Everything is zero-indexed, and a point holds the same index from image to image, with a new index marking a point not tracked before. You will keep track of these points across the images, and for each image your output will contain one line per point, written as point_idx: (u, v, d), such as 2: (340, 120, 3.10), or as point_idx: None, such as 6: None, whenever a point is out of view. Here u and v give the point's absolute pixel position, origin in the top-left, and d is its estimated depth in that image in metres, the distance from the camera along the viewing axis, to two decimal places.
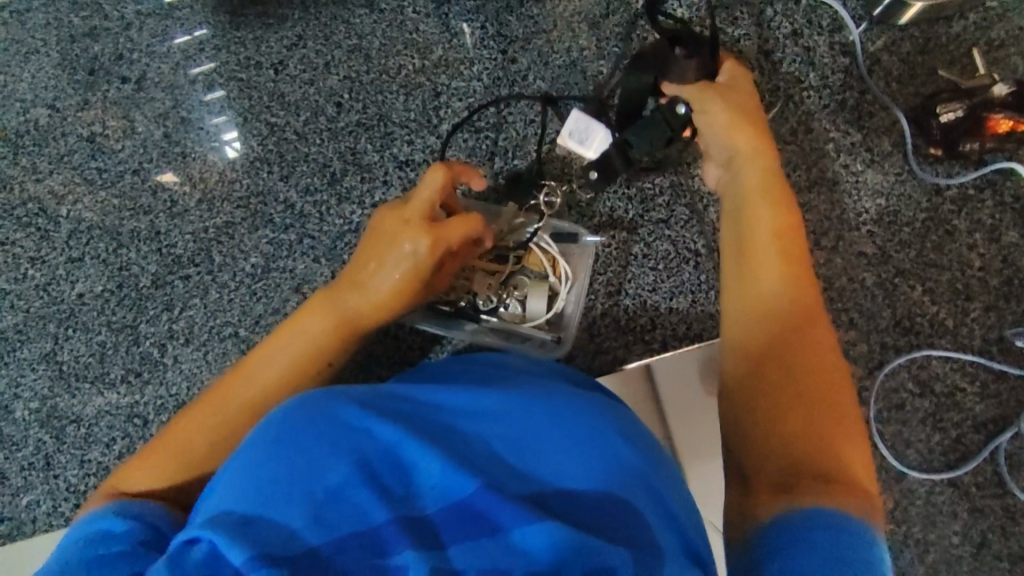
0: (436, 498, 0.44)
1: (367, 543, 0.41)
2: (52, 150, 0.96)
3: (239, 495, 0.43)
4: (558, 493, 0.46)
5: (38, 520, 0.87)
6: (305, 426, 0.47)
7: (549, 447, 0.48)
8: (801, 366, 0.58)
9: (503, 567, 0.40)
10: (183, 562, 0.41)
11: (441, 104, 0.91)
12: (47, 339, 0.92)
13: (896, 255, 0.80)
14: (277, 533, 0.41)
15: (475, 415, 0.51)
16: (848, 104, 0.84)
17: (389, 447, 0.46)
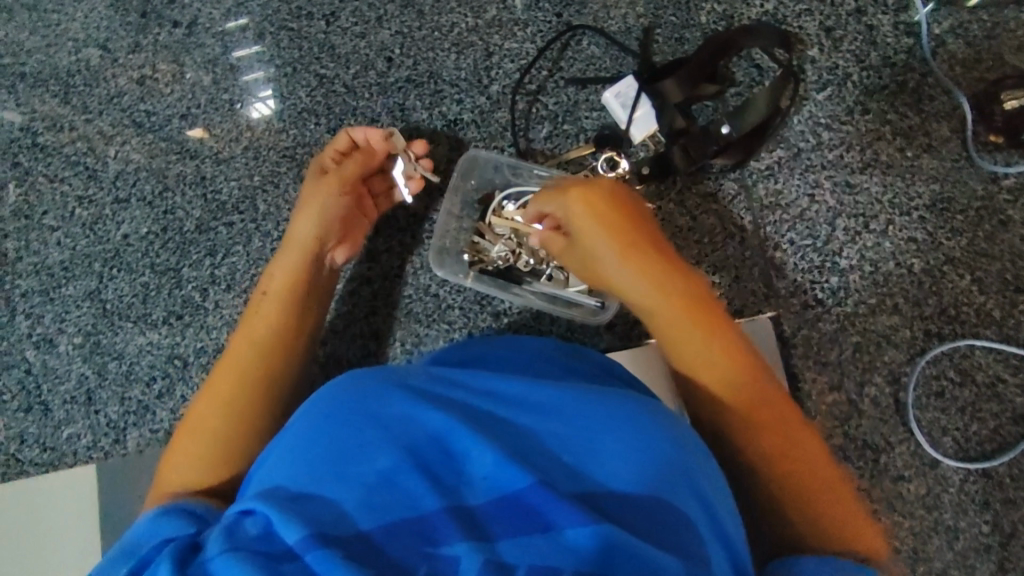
0: (486, 488, 0.44)
1: (420, 532, 0.42)
2: (101, 91, 0.97)
3: (292, 473, 0.45)
4: (612, 493, 0.45)
5: (79, 453, 0.89)
6: (356, 407, 0.48)
7: (604, 444, 0.47)
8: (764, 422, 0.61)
9: (553, 565, 0.40)
10: (237, 533, 0.42)
11: (492, 65, 0.90)
12: (92, 278, 0.93)
13: (946, 242, 0.79)
14: (332, 513, 0.42)
15: (528, 403, 0.50)
16: (909, 86, 0.82)
17: (440, 434, 0.46)
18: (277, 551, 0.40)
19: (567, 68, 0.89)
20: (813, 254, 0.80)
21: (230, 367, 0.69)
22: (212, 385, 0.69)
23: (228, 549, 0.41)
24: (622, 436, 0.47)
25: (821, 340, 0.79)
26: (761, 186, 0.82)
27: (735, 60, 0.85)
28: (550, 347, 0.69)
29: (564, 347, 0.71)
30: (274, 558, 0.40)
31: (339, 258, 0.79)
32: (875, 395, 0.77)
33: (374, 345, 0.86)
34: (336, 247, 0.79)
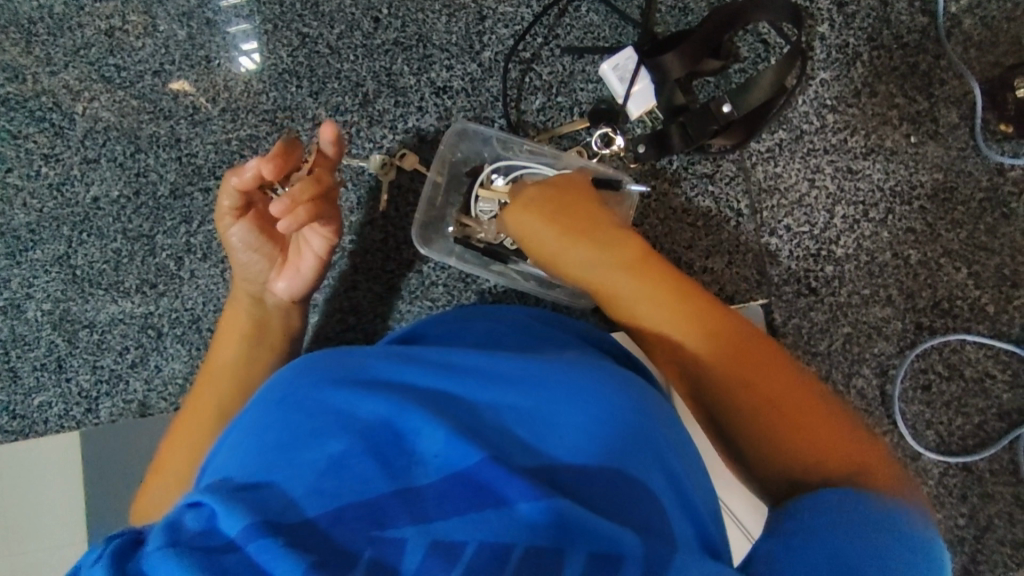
0: (438, 467, 0.42)
1: (368, 515, 0.39)
2: (67, 42, 0.90)
3: (240, 462, 0.42)
4: (568, 468, 0.43)
5: (50, 422, 0.87)
6: (306, 392, 0.46)
7: (556, 418, 0.46)
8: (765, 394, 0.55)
9: (508, 542, 0.38)
10: (175, 526, 0.38)
11: (485, 29, 0.85)
12: (61, 242, 0.89)
13: (946, 234, 0.77)
14: (276, 500, 0.39)
15: (481, 378, 0.48)
16: (920, 68, 0.79)
17: (388, 414, 0.44)
18: (216, 544, 0.37)
19: (563, 36, 0.84)
20: (808, 242, 0.78)
21: (193, 407, 0.67)
22: (175, 432, 0.66)
23: (166, 545, 0.37)
24: (575, 409, 0.46)
25: (812, 330, 0.77)
26: (760, 169, 0.79)
27: (741, 34, 0.81)
28: (520, 320, 0.68)
29: (540, 316, 0.71)
30: (212, 551, 0.36)
31: (280, 289, 0.70)
32: (862, 387, 0.76)
33: (354, 320, 0.83)
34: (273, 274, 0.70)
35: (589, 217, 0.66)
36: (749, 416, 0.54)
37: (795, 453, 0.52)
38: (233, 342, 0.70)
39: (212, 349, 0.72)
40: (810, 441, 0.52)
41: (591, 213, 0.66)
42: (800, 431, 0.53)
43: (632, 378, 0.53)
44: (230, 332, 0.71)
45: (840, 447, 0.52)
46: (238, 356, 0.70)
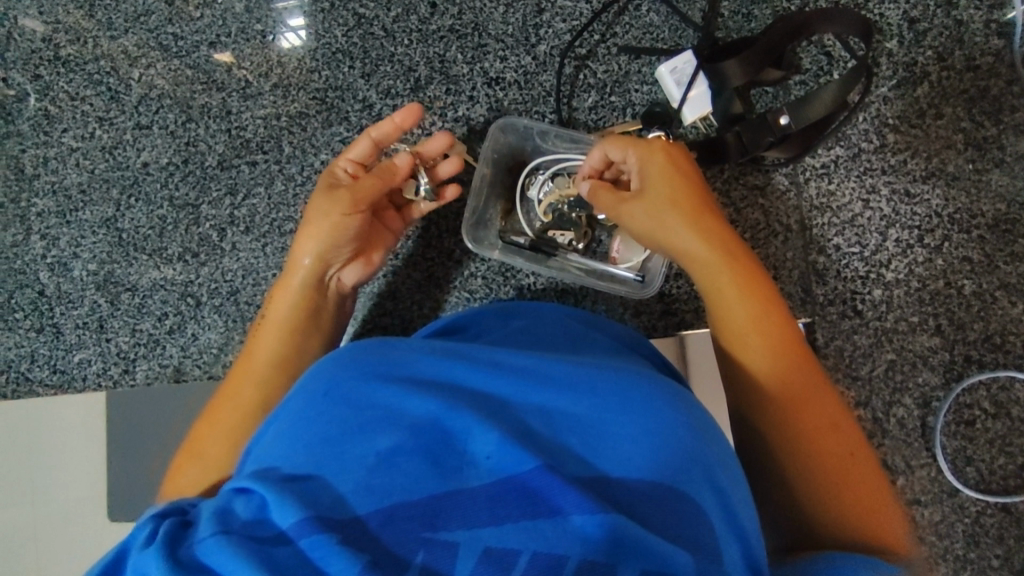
0: (489, 469, 0.41)
1: (419, 514, 0.39)
2: (128, 8, 0.92)
3: (287, 452, 0.42)
4: (620, 481, 0.42)
5: (88, 379, 0.88)
6: (351, 383, 0.45)
7: (607, 429, 0.45)
8: (815, 428, 0.56)
9: (561, 554, 0.38)
10: (228, 516, 0.40)
11: (542, 23, 0.84)
12: (109, 205, 0.91)
13: (1003, 266, 0.74)
14: (327, 494, 0.39)
15: (534, 378, 0.47)
16: (991, 93, 0.76)
17: (437, 413, 0.44)
18: (269, 535, 0.38)
19: (621, 34, 0.83)
20: (858, 263, 0.76)
21: (232, 390, 0.67)
22: (208, 419, 0.66)
23: (218, 533, 0.38)
24: (629, 419, 0.45)
25: (854, 354, 0.75)
26: (813, 184, 0.77)
27: (804, 45, 0.79)
28: (568, 318, 0.67)
29: (580, 315, 0.70)
30: (265, 542, 0.37)
31: (348, 278, 0.75)
32: (902, 416, 0.74)
33: (390, 305, 0.83)
34: (343, 267, 0.73)
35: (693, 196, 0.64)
36: (809, 451, 0.55)
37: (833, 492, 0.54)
38: (275, 334, 0.70)
39: (252, 338, 0.71)
40: (839, 462, 0.55)
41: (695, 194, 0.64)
42: (840, 448, 0.55)
43: (683, 389, 0.52)
44: (273, 326, 0.71)
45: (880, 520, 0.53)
46: (277, 349, 0.69)
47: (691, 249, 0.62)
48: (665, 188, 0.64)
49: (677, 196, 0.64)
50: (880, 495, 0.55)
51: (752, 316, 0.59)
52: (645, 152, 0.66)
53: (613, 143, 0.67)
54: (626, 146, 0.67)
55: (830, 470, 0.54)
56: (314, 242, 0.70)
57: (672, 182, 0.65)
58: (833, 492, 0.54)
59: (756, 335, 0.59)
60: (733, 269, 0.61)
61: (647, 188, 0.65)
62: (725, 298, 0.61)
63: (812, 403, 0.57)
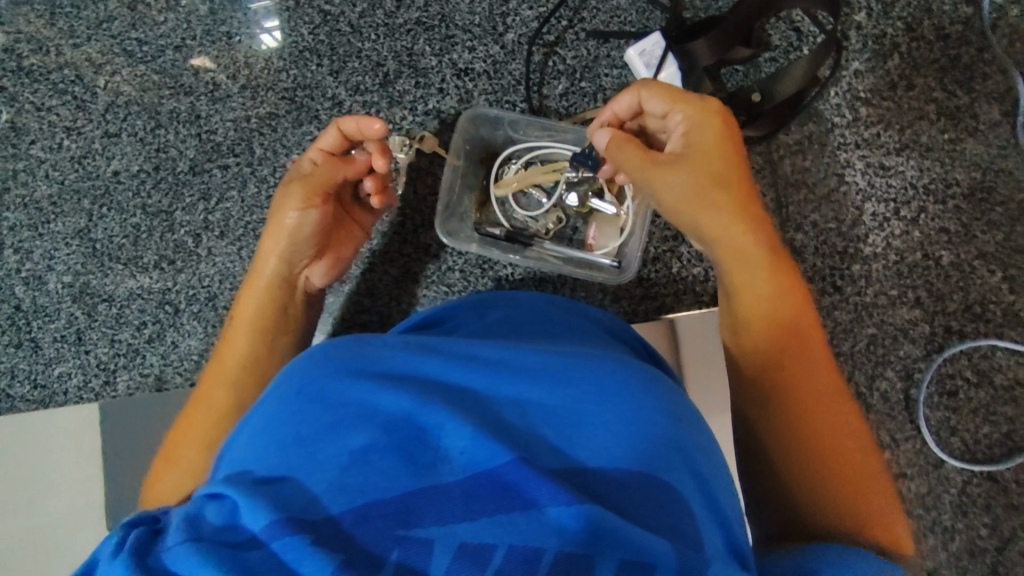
0: (464, 464, 0.40)
1: (395, 512, 0.38)
2: (91, 14, 0.90)
3: (259, 454, 0.41)
4: (597, 471, 0.42)
5: (69, 393, 0.88)
6: (324, 382, 0.45)
7: (585, 419, 0.44)
8: (810, 415, 0.56)
9: (538, 546, 0.37)
10: (199, 522, 0.38)
11: (509, 11, 0.83)
12: (81, 215, 0.90)
13: (980, 235, 0.74)
14: (299, 495, 0.38)
15: (509, 372, 0.47)
16: (962, 61, 0.76)
17: (410, 408, 0.43)
18: (241, 539, 0.37)
19: (589, 19, 0.82)
20: (836, 239, 0.76)
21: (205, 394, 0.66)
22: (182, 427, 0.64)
23: (188, 540, 0.37)
24: (605, 409, 0.45)
25: (835, 330, 0.74)
26: (788, 161, 0.77)
27: (773, 22, 0.78)
28: (547, 307, 0.67)
29: (559, 302, 0.69)
30: (237, 546, 0.36)
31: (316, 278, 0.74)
32: (886, 390, 0.73)
33: (368, 303, 0.82)
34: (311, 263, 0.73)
35: (731, 177, 0.63)
36: (800, 437, 0.55)
37: (824, 478, 0.54)
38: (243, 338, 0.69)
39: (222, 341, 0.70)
40: (832, 446, 0.55)
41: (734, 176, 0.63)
42: (834, 433, 0.55)
43: (660, 377, 0.51)
44: (243, 326, 0.70)
45: (869, 506, 0.53)
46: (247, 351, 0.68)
47: (715, 224, 0.62)
48: (706, 159, 0.63)
49: (719, 169, 0.63)
50: (871, 482, 0.55)
51: (772, 302, 0.60)
52: (697, 119, 0.65)
53: (665, 98, 0.65)
54: (681, 106, 0.65)
55: (823, 457, 0.54)
56: (278, 241, 0.70)
57: (715, 155, 0.63)
58: (825, 479, 0.54)
59: (777, 318, 0.59)
60: (758, 256, 0.61)
61: (687, 153, 0.64)
62: (748, 276, 0.61)
63: (805, 389, 0.56)
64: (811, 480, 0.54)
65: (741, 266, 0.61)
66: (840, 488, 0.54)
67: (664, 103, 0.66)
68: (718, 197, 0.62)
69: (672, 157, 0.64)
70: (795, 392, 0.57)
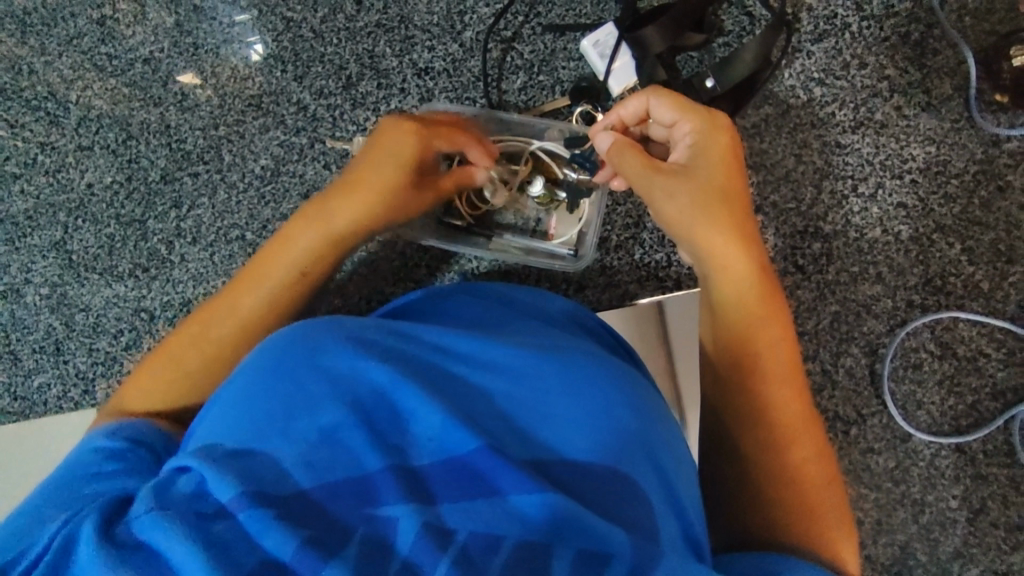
0: (433, 450, 0.41)
1: (362, 492, 0.38)
2: (61, 32, 0.92)
3: (231, 427, 0.41)
4: (563, 462, 0.42)
5: (49, 403, 0.89)
6: (300, 358, 0.44)
7: (553, 412, 0.45)
8: (785, 424, 0.57)
9: (499, 533, 0.37)
10: (168, 490, 0.38)
11: (466, 9, 0.85)
12: (57, 228, 0.91)
13: (938, 209, 0.75)
14: (269, 469, 0.38)
15: (483, 364, 0.47)
16: (912, 38, 0.76)
17: (385, 395, 0.43)
18: (208, 510, 0.36)
19: (545, 13, 0.83)
20: (796, 218, 0.76)
21: (217, 314, 0.62)
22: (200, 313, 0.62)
23: (155, 509, 0.36)
24: (575, 402, 0.45)
25: (798, 309, 0.75)
26: (745, 145, 0.77)
27: (725, 7, 0.79)
28: (512, 295, 0.67)
29: (520, 288, 0.70)
30: (204, 517, 0.36)
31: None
32: (851, 366, 0.74)
33: (339, 302, 0.83)
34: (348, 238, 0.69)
35: (734, 199, 0.61)
36: (771, 438, 0.57)
37: (788, 479, 0.56)
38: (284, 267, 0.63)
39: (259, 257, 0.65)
40: (790, 451, 0.57)
41: (737, 199, 0.62)
42: (794, 443, 0.57)
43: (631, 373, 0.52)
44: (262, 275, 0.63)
45: (827, 510, 0.56)
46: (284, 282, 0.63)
47: (714, 239, 0.60)
48: (715, 174, 0.62)
49: (728, 188, 0.62)
50: (832, 489, 0.57)
51: (761, 323, 0.60)
52: (708, 132, 0.63)
53: (675, 105, 0.64)
54: (691, 115, 0.64)
55: (787, 462, 0.57)
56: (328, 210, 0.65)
57: (722, 173, 0.62)
58: (790, 480, 0.56)
59: (767, 345, 0.59)
60: (755, 282, 0.60)
61: (694, 165, 0.62)
62: (742, 298, 0.60)
63: (771, 397, 0.58)
64: (775, 477, 0.56)
65: (735, 287, 0.60)
66: (803, 489, 0.56)
67: (672, 112, 0.65)
68: (726, 215, 0.60)
69: (678, 167, 0.62)
70: (771, 401, 0.58)
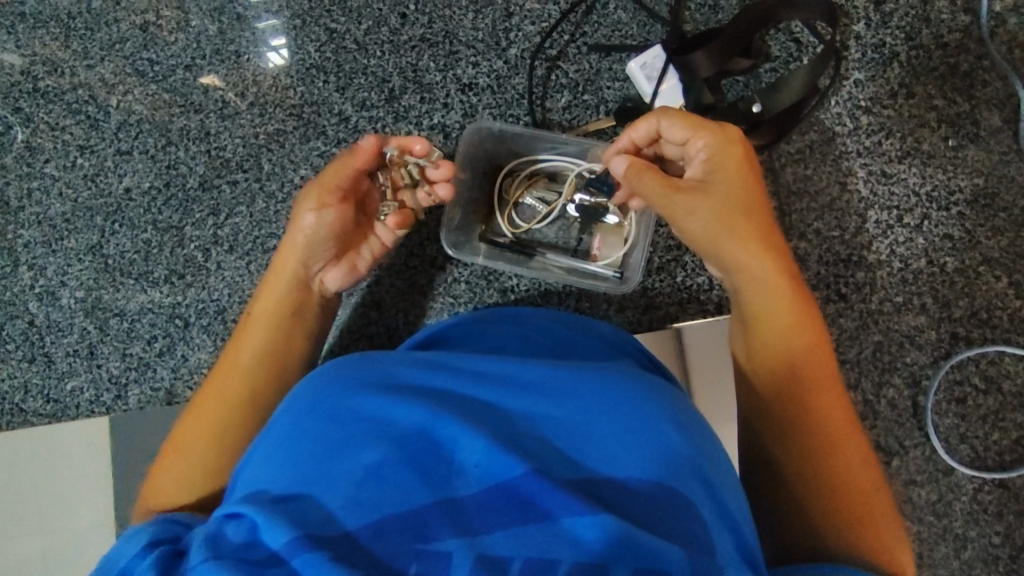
0: (478, 477, 0.38)
1: (411, 526, 0.35)
2: (103, 36, 0.93)
3: (274, 472, 0.39)
4: (618, 483, 0.38)
5: (81, 407, 0.89)
6: (333, 396, 0.42)
7: (595, 429, 0.40)
8: (834, 436, 0.56)
9: (553, 558, 0.34)
10: (219, 540, 0.36)
11: (511, 26, 0.85)
12: (94, 232, 0.91)
13: (985, 241, 0.74)
14: (314, 512, 0.36)
15: (522, 384, 0.44)
16: (961, 69, 0.76)
17: (424, 422, 0.40)
18: (260, 558, 0.35)
19: (590, 33, 0.83)
20: (840, 246, 0.76)
21: (222, 383, 0.65)
22: (191, 410, 0.64)
23: (210, 558, 0.35)
24: (623, 417, 0.41)
25: (841, 338, 0.74)
26: (790, 170, 0.77)
27: (772, 33, 0.79)
28: (549, 321, 0.65)
29: (560, 316, 0.68)
30: (258, 565, 0.34)
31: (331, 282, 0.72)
32: (894, 397, 0.73)
33: (376, 315, 0.83)
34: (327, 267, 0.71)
35: (754, 208, 0.62)
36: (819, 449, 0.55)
37: (840, 489, 0.54)
38: (261, 328, 0.68)
39: (237, 335, 0.69)
40: (835, 460, 0.55)
41: (757, 208, 0.62)
42: (841, 450, 0.56)
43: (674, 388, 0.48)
44: (260, 319, 0.69)
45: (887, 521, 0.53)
46: (264, 343, 0.67)
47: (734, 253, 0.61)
48: (734, 189, 0.61)
49: (746, 199, 0.62)
50: (884, 494, 0.55)
51: (791, 329, 0.60)
52: (720, 144, 0.62)
53: (685, 123, 0.62)
54: (701, 131, 0.62)
55: (839, 470, 0.55)
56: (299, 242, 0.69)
57: (741, 184, 0.62)
58: (844, 489, 0.54)
59: (805, 357, 0.59)
60: (782, 290, 0.61)
61: (709, 182, 0.62)
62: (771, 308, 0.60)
63: (813, 407, 0.57)
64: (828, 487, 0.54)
65: (759, 299, 0.61)
66: (855, 498, 0.54)
67: (684, 130, 0.63)
68: (748, 228, 0.61)
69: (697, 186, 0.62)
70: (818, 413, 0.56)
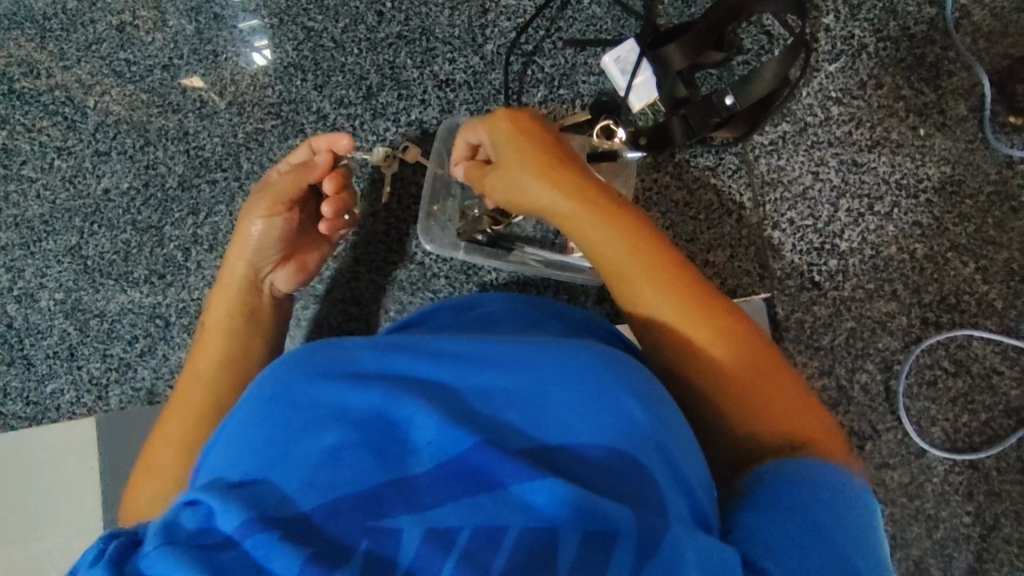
0: (432, 454, 0.38)
1: (364, 505, 0.36)
2: (79, 37, 0.92)
3: (234, 459, 0.39)
4: (570, 455, 0.39)
5: (62, 409, 0.88)
6: (292, 385, 0.42)
7: (545, 403, 0.41)
8: (770, 395, 0.54)
9: (502, 525, 0.35)
10: (175, 527, 0.36)
11: (488, 22, 0.86)
12: (72, 233, 0.91)
13: (953, 228, 0.76)
14: (270, 495, 0.36)
15: (475, 361, 0.44)
16: (927, 60, 0.78)
17: (377, 403, 0.41)
18: (212, 542, 0.35)
19: (566, 28, 0.84)
20: (813, 235, 0.77)
21: (186, 394, 0.66)
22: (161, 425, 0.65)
23: (163, 544, 0.35)
24: (573, 390, 0.42)
25: (814, 325, 0.76)
26: (763, 161, 0.78)
27: (744, 26, 0.81)
28: (517, 301, 0.66)
29: (531, 299, 0.68)
30: (211, 548, 0.34)
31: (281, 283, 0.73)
32: (866, 382, 0.75)
33: (356, 311, 0.83)
34: (277, 268, 0.73)
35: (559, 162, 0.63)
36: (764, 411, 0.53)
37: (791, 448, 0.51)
38: (219, 334, 0.69)
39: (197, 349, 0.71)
40: (788, 423, 0.53)
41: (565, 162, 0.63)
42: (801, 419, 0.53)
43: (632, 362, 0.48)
44: (216, 327, 0.70)
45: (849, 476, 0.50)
46: (223, 350, 0.68)
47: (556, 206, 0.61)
48: (533, 151, 0.63)
49: (555, 158, 0.63)
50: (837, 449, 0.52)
51: (643, 271, 0.58)
52: (491, 126, 0.65)
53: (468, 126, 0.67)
54: (477, 128, 0.67)
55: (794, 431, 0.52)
56: (244, 248, 0.71)
57: (531, 147, 0.63)
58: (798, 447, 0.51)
59: (665, 298, 0.57)
60: (625, 237, 0.59)
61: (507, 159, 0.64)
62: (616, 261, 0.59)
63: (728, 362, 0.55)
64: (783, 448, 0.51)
65: (607, 251, 0.59)
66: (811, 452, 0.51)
67: (475, 130, 0.67)
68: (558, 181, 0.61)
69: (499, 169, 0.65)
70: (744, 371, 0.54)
